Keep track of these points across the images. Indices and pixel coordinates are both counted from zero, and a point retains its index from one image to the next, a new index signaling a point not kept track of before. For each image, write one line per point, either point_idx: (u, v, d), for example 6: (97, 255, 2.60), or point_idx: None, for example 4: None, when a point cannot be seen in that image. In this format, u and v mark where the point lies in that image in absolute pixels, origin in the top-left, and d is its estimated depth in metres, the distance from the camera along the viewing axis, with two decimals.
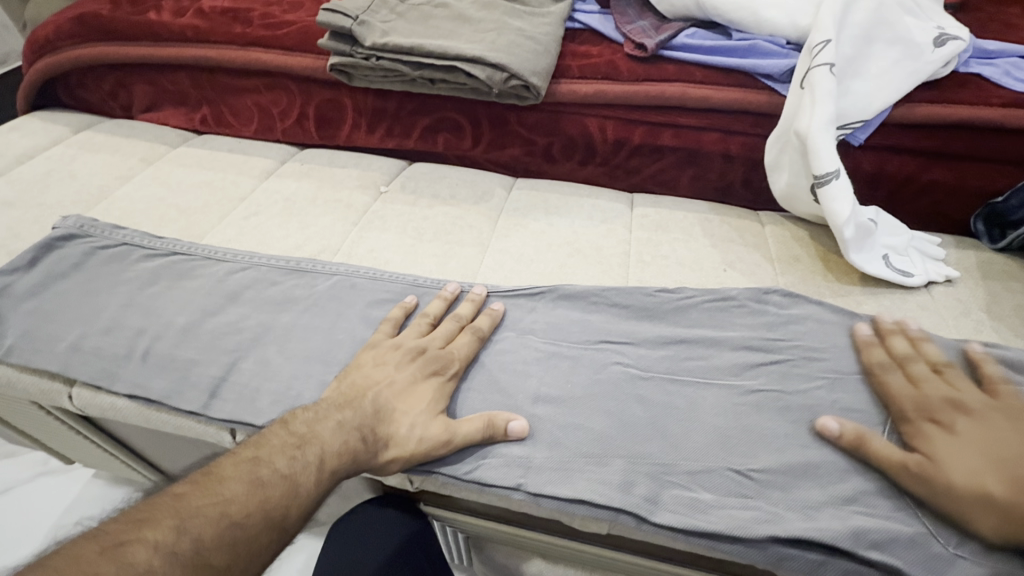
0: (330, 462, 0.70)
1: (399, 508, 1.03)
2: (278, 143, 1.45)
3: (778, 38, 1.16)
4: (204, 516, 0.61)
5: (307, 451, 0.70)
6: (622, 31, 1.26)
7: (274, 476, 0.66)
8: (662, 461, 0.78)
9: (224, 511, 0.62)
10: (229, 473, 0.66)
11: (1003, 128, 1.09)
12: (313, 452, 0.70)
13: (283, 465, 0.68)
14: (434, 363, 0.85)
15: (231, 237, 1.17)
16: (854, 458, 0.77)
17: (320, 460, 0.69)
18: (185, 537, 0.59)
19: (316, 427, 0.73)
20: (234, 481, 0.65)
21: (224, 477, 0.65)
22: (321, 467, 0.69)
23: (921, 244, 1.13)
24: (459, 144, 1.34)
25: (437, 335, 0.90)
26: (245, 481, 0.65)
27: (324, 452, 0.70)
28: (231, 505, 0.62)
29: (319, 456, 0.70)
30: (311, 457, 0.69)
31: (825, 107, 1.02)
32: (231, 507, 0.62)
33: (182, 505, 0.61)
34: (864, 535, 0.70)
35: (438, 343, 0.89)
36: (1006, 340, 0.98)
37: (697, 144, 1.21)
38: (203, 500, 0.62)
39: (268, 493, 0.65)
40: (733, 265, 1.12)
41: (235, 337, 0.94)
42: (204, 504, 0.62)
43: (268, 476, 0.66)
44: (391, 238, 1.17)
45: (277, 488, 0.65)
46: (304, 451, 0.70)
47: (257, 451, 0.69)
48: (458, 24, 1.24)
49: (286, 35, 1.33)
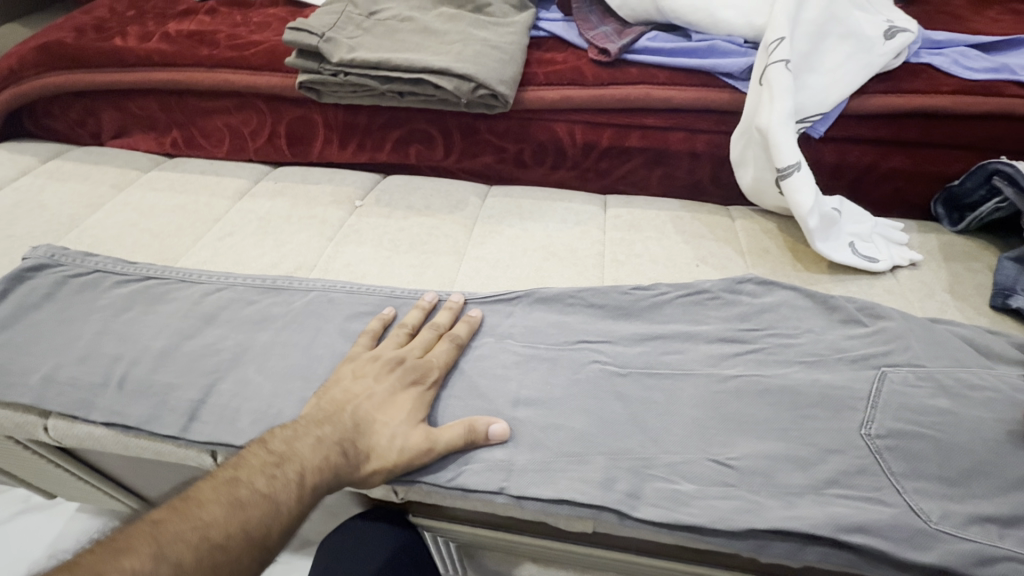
0: (311, 478, 0.70)
1: (389, 521, 1.03)
2: (251, 162, 1.45)
3: (735, 37, 1.20)
4: (184, 542, 0.61)
5: (287, 469, 0.70)
6: (586, 37, 1.28)
7: (254, 496, 0.66)
8: (642, 456, 0.79)
9: (204, 534, 0.62)
10: (207, 496, 0.65)
11: (954, 115, 1.13)
12: (294, 469, 0.70)
13: (262, 484, 0.67)
14: (413, 373, 0.85)
15: (206, 258, 1.16)
16: (830, 442, 0.78)
17: (300, 476, 0.69)
18: (164, 564, 0.58)
19: (294, 445, 0.73)
20: (213, 505, 0.64)
21: (203, 500, 0.65)
22: (301, 483, 0.69)
23: (886, 230, 1.15)
24: (432, 154, 1.35)
25: (415, 345, 0.90)
26: (224, 503, 0.65)
27: (305, 468, 0.70)
28: (211, 529, 0.62)
29: (299, 472, 0.69)
30: (290, 474, 0.69)
31: (782, 102, 1.05)
32: (211, 530, 0.62)
33: (161, 531, 0.61)
34: (841, 520, 0.70)
35: (417, 352, 0.89)
36: (970, 318, 1.02)
37: (665, 143, 1.23)
38: (182, 525, 0.62)
39: (249, 513, 0.65)
40: (706, 260, 1.14)
41: (212, 358, 0.94)
42: (183, 530, 0.62)
43: (247, 496, 0.66)
44: (368, 251, 1.17)
45: (257, 508, 0.65)
46: (283, 469, 0.69)
47: (236, 473, 0.68)
48: (424, 37, 1.26)
49: (254, 54, 1.33)
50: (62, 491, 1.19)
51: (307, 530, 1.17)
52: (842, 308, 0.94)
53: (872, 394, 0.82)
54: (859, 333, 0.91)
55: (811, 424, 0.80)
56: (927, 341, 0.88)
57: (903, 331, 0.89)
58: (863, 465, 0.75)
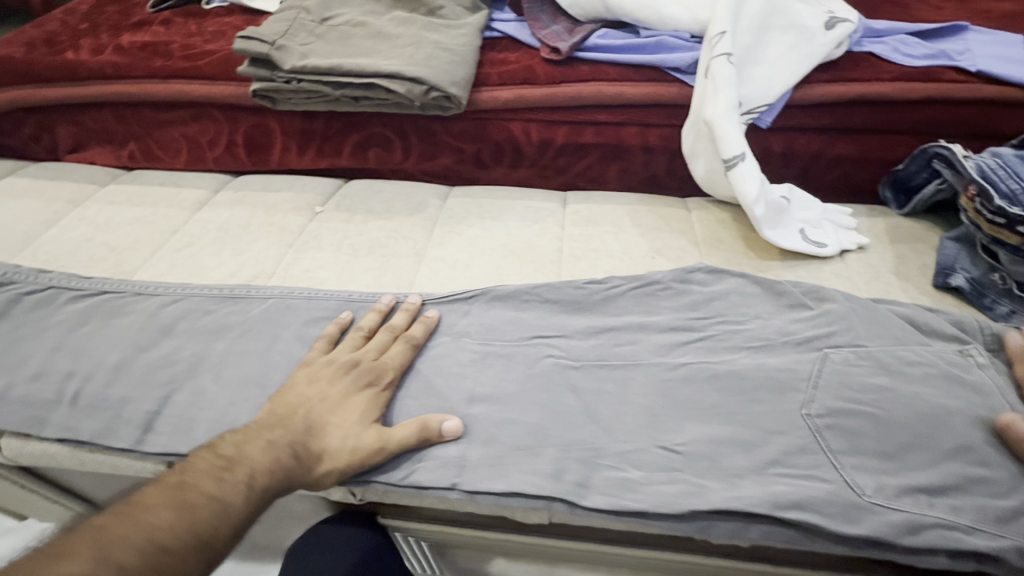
0: (261, 480, 0.70)
1: (355, 524, 1.03)
2: (211, 172, 1.44)
3: (682, 32, 1.22)
4: (128, 545, 0.61)
5: (236, 471, 0.70)
6: (538, 37, 1.30)
7: (202, 499, 0.67)
8: (593, 446, 0.80)
9: (149, 537, 0.62)
10: (153, 501, 0.66)
11: (894, 101, 1.17)
12: (243, 472, 0.70)
13: (210, 487, 0.68)
14: (367, 375, 0.86)
15: (164, 270, 1.16)
16: (774, 422, 0.80)
17: (249, 478, 0.70)
18: (107, 567, 0.59)
19: (245, 448, 0.73)
20: (159, 508, 0.65)
21: (149, 504, 0.65)
22: (251, 485, 0.70)
23: (834, 216, 1.19)
24: (391, 158, 1.36)
25: (370, 348, 0.91)
26: (171, 506, 0.65)
27: (255, 471, 0.71)
28: (156, 531, 0.63)
29: (249, 475, 0.70)
30: (239, 477, 0.70)
31: (725, 94, 1.07)
32: (156, 534, 0.62)
33: (106, 536, 0.61)
34: (781, 498, 0.72)
35: (372, 355, 0.90)
36: (913, 298, 1.05)
37: (618, 139, 1.25)
38: (126, 529, 0.62)
39: (196, 515, 0.65)
40: (662, 251, 1.16)
41: (168, 369, 0.94)
42: (128, 534, 0.62)
43: (194, 499, 0.66)
44: (328, 256, 1.18)
45: (204, 511, 0.66)
46: (232, 472, 0.70)
47: (184, 477, 0.69)
48: (377, 42, 1.26)
49: (207, 64, 1.33)
50: (27, 512, 1.18)
51: (277, 537, 1.17)
52: (790, 292, 0.97)
53: (814, 375, 0.84)
54: (805, 316, 0.94)
55: (757, 406, 0.82)
56: (868, 320, 0.91)
57: (846, 312, 0.92)
58: (803, 445, 0.77)
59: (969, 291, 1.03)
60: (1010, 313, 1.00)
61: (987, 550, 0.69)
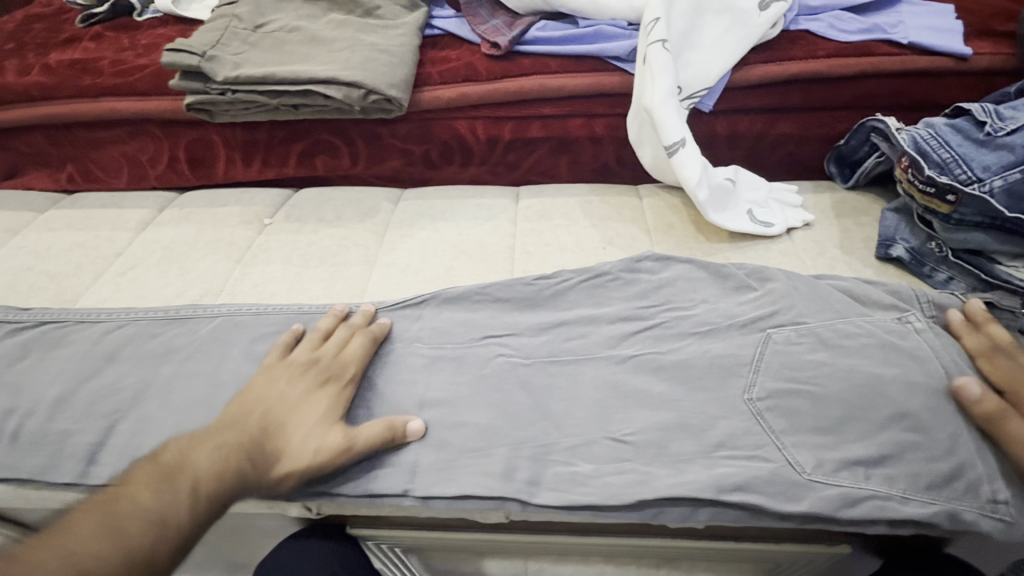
0: (202, 491, 0.70)
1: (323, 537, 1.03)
2: (155, 190, 1.41)
3: (619, 21, 1.23)
4: (49, 569, 0.61)
5: (179, 480, 0.70)
6: (477, 32, 1.29)
7: (138, 515, 0.66)
8: (544, 442, 0.81)
9: (79, 560, 0.62)
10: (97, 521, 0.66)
11: (830, 78, 1.19)
12: (188, 482, 0.70)
13: (150, 501, 0.68)
14: (327, 372, 0.85)
15: (108, 296, 1.13)
16: (718, 406, 0.82)
17: (193, 487, 0.69)
18: None
19: (190, 455, 0.73)
20: (92, 524, 0.65)
21: (75, 527, 0.65)
22: (195, 492, 0.69)
23: (780, 194, 1.21)
24: (339, 164, 1.33)
25: (329, 345, 0.90)
26: (106, 523, 0.66)
27: (199, 481, 0.70)
28: (80, 553, 0.63)
29: (193, 483, 0.70)
30: (184, 483, 0.70)
31: (662, 81, 1.07)
32: (83, 556, 0.62)
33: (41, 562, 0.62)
34: (725, 480, 0.74)
35: (331, 353, 0.89)
36: (857, 271, 1.07)
37: (565, 131, 1.25)
38: (57, 550, 0.63)
39: (132, 533, 0.65)
40: (613, 241, 1.16)
41: (112, 398, 0.92)
42: (53, 559, 0.61)
43: (123, 516, 0.66)
44: (277, 269, 1.16)
45: (145, 524, 0.66)
46: (174, 482, 0.70)
47: (122, 493, 0.69)
48: (313, 47, 1.24)
49: (139, 79, 1.29)
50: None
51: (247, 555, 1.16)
52: (735, 274, 0.99)
53: (756, 357, 0.86)
54: (750, 297, 0.95)
55: (702, 391, 0.83)
56: (810, 297, 0.93)
57: (788, 291, 0.93)
58: (747, 426, 0.79)
59: (908, 262, 1.05)
60: (948, 280, 1.03)
61: (920, 516, 0.72)
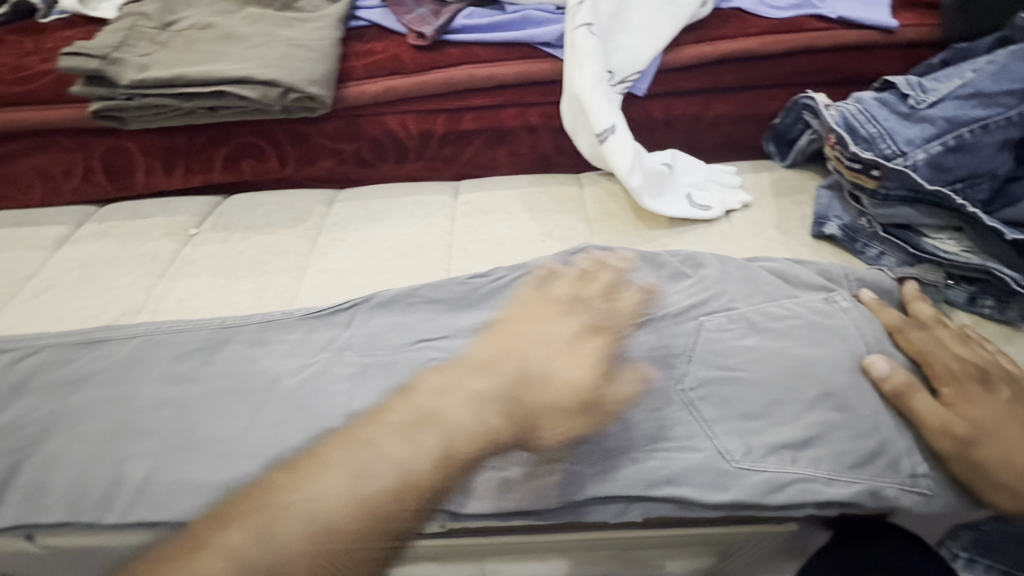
0: (413, 477, 0.75)
1: None
2: (72, 204, 1.32)
3: (547, 5, 1.21)
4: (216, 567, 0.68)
5: (427, 434, 0.78)
6: (403, 23, 1.24)
7: (381, 493, 0.73)
8: (475, 447, 0.79)
9: (273, 534, 0.69)
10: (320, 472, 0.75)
11: (762, 55, 1.17)
12: (368, 492, 0.72)
13: (382, 471, 0.74)
14: (598, 314, 0.92)
15: (18, 321, 1.06)
16: (649, 400, 0.82)
17: (442, 441, 0.78)
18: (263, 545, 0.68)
19: (440, 403, 0.82)
20: (292, 501, 0.72)
21: (328, 464, 0.75)
22: (440, 455, 0.77)
23: (718, 175, 1.19)
24: (267, 167, 1.27)
25: (594, 288, 0.95)
26: (254, 539, 0.69)
27: (422, 472, 0.76)
28: (244, 553, 0.68)
29: (444, 436, 0.78)
30: (396, 467, 0.75)
31: (589, 65, 1.09)
32: (332, 519, 0.70)
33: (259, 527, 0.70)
34: (657, 476, 0.77)
35: (600, 296, 0.94)
36: (793, 251, 1.07)
37: (499, 122, 1.22)
38: (238, 552, 0.69)
39: (374, 498, 0.72)
40: (552, 234, 1.14)
41: (16, 434, 0.86)
42: (257, 523, 0.71)
43: (374, 467, 0.74)
44: (203, 282, 1.11)
45: (357, 514, 0.71)
46: (424, 432, 0.78)
47: (359, 453, 0.76)
48: (227, 44, 1.17)
49: (40, 86, 1.21)
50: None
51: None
52: (669, 262, 0.98)
53: (688, 348, 0.86)
54: (684, 285, 0.94)
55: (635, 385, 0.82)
56: (741, 282, 0.93)
57: (719, 278, 0.94)
58: None
59: (842, 238, 1.06)
60: (880, 255, 1.04)
61: (846, 496, 0.75)
